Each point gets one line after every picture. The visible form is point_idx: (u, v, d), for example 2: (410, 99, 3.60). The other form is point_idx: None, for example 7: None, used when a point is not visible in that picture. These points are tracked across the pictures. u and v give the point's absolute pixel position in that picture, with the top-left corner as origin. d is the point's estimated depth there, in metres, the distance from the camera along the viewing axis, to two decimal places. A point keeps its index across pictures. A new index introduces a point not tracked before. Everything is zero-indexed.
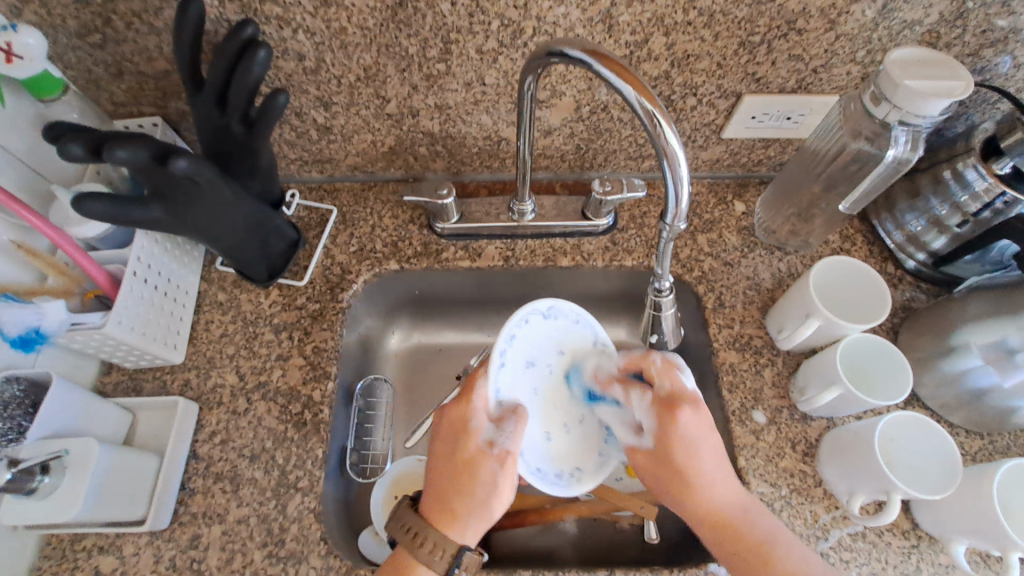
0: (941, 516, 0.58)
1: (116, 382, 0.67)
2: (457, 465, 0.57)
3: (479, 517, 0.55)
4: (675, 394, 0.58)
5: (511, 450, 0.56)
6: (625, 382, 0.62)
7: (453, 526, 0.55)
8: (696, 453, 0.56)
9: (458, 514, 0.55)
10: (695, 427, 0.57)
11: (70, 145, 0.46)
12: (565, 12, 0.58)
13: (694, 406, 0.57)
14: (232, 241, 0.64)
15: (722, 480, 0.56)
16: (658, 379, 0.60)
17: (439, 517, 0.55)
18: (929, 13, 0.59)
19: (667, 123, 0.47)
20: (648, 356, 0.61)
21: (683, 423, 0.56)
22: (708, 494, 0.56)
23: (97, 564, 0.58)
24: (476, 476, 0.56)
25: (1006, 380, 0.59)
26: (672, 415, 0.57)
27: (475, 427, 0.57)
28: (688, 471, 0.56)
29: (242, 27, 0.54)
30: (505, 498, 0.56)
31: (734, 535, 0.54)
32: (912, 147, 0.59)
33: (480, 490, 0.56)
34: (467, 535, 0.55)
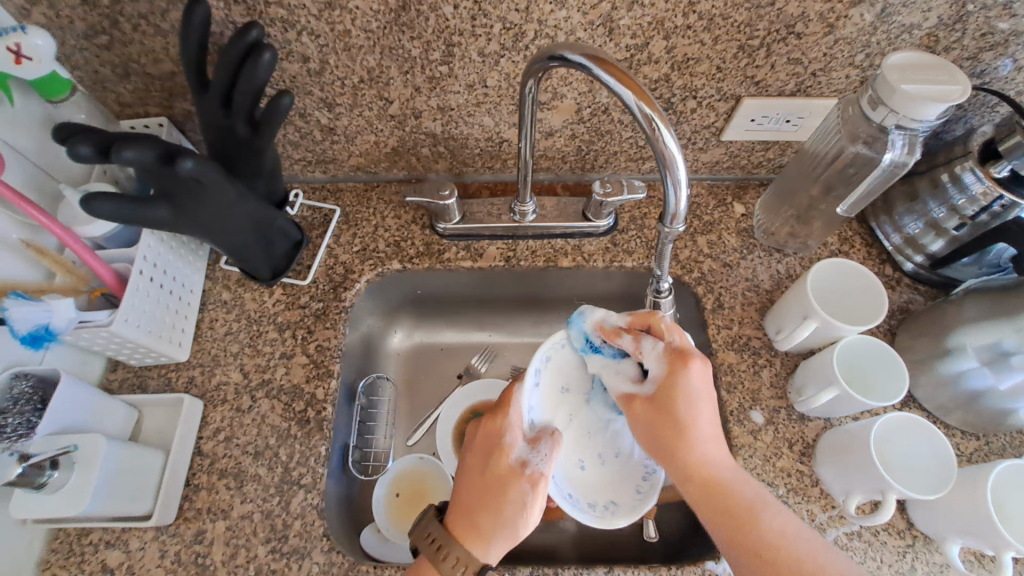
0: (936, 516, 0.58)
1: (122, 379, 0.68)
2: (487, 479, 0.55)
3: (505, 537, 0.53)
4: (686, 348, 0.57)
5: (542, 473, 0.55)
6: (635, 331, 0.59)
7: (477, 543, 0.53)
8: (695, 406, 0.56)
9: (483, 532, 0.53)
10: (700, 385, 0.56)
11: (78, 146, 0.47)
12: (566, 15, 0.59)
13: (702, 363, 0.56)
14: (238, 241, 0.64)
15: (716, 436, 0.56)
16: (666, 334, 0.58)
17: (463, 532, 0.54)
18: (927, 17, 0.59)
19: (666, 127, 0.48)
20: (655, 313, 0.59)
21: (692, 377, 0.56)
22: (699, 447, 0.55)
23: (103, 558, 0.59)
24: (505, 493, 0.55)
25: (1000, 382, 0.60)
26: (681, 368, 0.56)
27: (508, 443, 0.56)
28: (687, 424, 0.56)
29: (247, 30, 0.54)
30: (533, 520, 0.54)
31: (723, 494, 0.53)
32: (909, 151, 0.60)
33: (508, 508, 0.54)
34: (492, 554, 0.53)
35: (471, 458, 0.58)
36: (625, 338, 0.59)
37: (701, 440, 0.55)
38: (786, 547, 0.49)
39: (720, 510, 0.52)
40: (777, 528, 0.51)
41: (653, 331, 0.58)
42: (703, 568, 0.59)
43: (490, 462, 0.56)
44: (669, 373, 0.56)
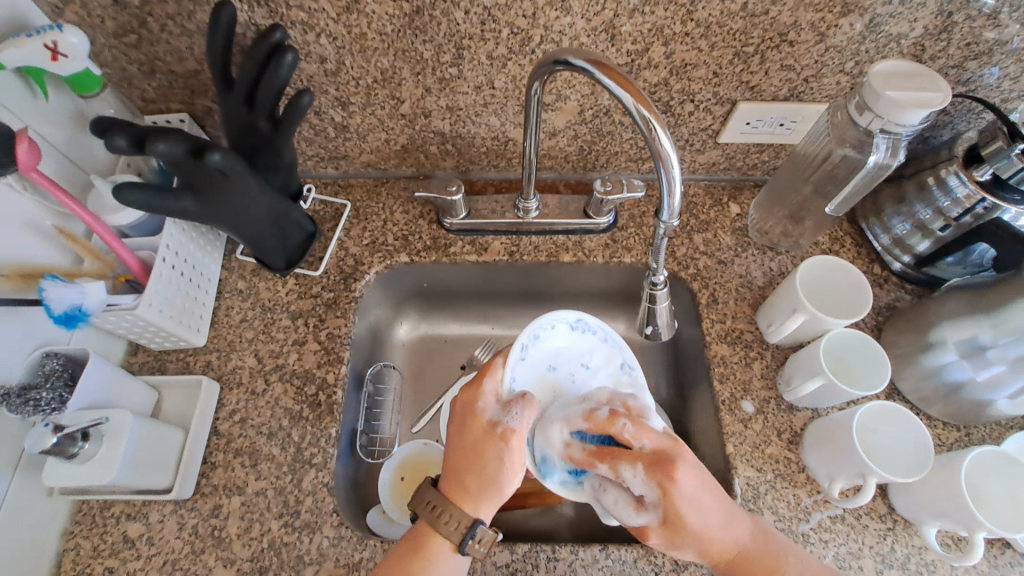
0: (915, 501, 0.61)
1: (142, 362, 0.71)
2: (466, 443, 0.58)
3: (490, 492, 0.56)
4: (658, 451, 0.54)
5: (517, 430, 0.57)
6: (610, 457, 0.54)
7: (467, 501, 0.56)
8: (697, 508, 0.53)
9: (471, 490, 0.56)
10: (693, 484, 0.53)
11: (114, 138, 0.50)
12: (571, 22, 0.62)
13: (682, 463, 0.53)
14: (256, 232, 0.68)
15: (727, 525, 0.55)
16: (636, 441, 0.55)
17: (454, 493, 0.57)
18: (914, 27, 0.63)
19: (662, 128, 0.51)
20: (614, 421, 0.56)
21: (681, 485, 0.52)
22: (716, 539, 0.54)
23: (125, 530, 0.63)
24: (484, 453, 0.57)
25: (979, 374, 0.63)
26: (670, 478, 0.52)
27: (482, 408, 0.59)
28: (699, 528, 0.53)
29: (272, 31, 0.57)
30: (516, 475, 0.57)
31: (749, 563, 0.55)
32: (892, 153, 0.63)
33: (489, 466, 0.56)
34: (482, 511, 0.56)
35: (450, 427, 0.60)
36: (601, 468, 0.54)
37: (713, 531, 0.54)
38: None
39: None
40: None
41: (626, 457, 0.54)
42: None
43: (466, 426, 0.59)
44: (659, 483, 0.53)
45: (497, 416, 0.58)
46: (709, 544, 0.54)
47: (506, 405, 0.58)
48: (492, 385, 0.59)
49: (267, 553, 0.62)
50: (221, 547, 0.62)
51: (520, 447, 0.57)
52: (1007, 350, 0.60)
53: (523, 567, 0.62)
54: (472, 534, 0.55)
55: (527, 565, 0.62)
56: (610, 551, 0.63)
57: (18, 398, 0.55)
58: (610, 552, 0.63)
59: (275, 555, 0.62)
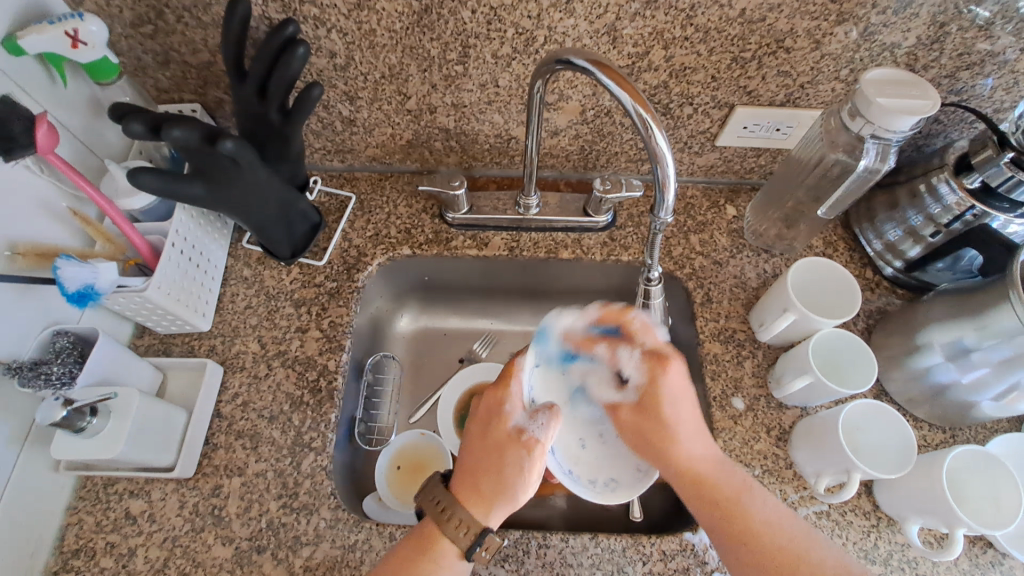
0: (898, 498, 0.63)
1: (148, 345, 0.73)
2: (489, 447, 0.60)
3: (505, 500, 0.58)
4: (657, 350, 0.64)
5: (540, 442, 0.59)
6: (608, 342, 0.67)
7: (479, 505, 0.57)
8: (676, 407, 0.62)
9: (485, 495, 0.58)
10: (677, 383, 0.63)
11: (131, 124, 0.52)
12: (574, 23, 0.64)
13: (676, 362, 0.63)
14: (264, 220, 0.70)
15: (697, 433, 0.61)
16: (640, 336, 0.66)
17: (468, 495, 0.58)
18: (907, 37, 0.65)
19: (658, 128, 0.53)
20: (629, 313, 0.67)
21: (669, 377, 0.63)
22: (685, 445, 0.60)
23: (127, 506, 0.64)
24: (505, 459, 0.59)
25: (963, 377, 0.64)
26: (660, 370, 0.63)
27: (506, 415, 0.61)
28: (671, 425, 0.61)
29: (285, 26, 0.59)
30: (532, 486, 0.59)
31: (709, 482, 0.58)
32: (881, 159, 0.65)
33: (508, 473, 0.58)
34: (493, 516, 0.58)
35: (474, 429, 0.62)
36: (600, 347, 0.67)
37: (685, 433, 0.61)
38: (771, 531, 0.55)
39: (707, 501, 0.57)
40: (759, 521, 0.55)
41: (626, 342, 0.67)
42: (682, 538, 0.64)
43: (491, 428, 0.61)
44: (647, 373, 0.64)
45: (522, 424, 0.61)
46: (681, 449, 0.60)
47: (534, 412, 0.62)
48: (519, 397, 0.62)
49: (265, 533, 0.63)
50: (221, 526, 0.64)
51: (541, 458, 0.59)
52: (990, 353, 0.61)
53: (514, 553, 0.63)
54: (481, 539, 0.56)
55: (518, 552, 0.64)
56: (600, 540, 0.64)
57: (30, 371, 0.57)
58: (600, 541, 0.64)
59: (272, 535, 0.63)
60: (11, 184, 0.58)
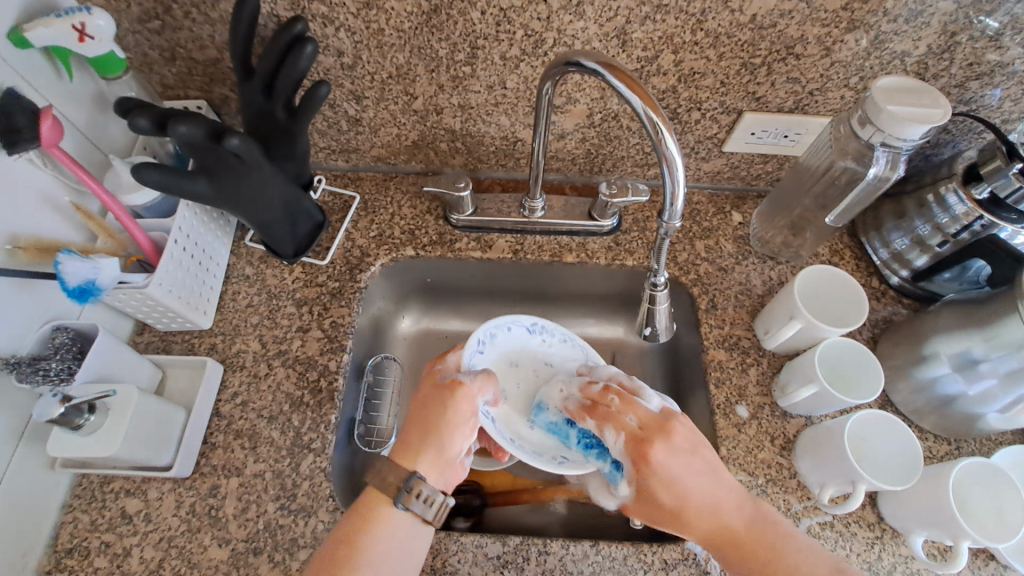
0: (904, 510, 0.62)
1: (148, 342, 0.72)
2: (418, 403, 0.60)
3: (432, 448, 0.58)
4: (643, 428, 0.57)
5: (463, 389, 0.59)
6: (595, 417, 0.60)
7: (407, 455, 0.58)
8: (678, 491, 0.55)
9: (413, 445, 0.58)
10: (673, 463, 0.55)
11: (136, 119, 0.51)
12: (584, 26, 0.64)
13: (666, 445, 0.56)
14: (267, 218, 0.69)
15: (719, 505, 0.55)
16: (624, 414, 0.59)
17: (398, 446, 0.58)
18: (917, 46, 0.64)
19: (669, 132, 0.53)
20: (607, 392, 0.62)
21: (658, 461, 0.55)
22: (701, 522, 0.55)
23: (123, 505, 0.64)
24: (431, 408, 0.59)
25: (970, 388, 0.64)
26: (647, 453, 0.56)
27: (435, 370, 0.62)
28: (679, 507, 0.55)
29: (294, 22, 0.59)
30: (460, 436, 0.59)
31: (742, 550, 0.54)
32: (892, 167, 0.65)
33: (432, 421, 0.59)
34: (420, 466, 0.57)
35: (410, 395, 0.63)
36: (589, 421, 0.61)
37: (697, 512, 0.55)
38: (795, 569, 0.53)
39: (740, 566, 0.54)
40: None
41: (613, 422, 0.59)
42: (683, 546, 0.64)
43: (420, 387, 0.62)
44: (640, 455, 0.56)
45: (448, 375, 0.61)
46: (698, 525, 0.55)
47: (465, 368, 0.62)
48: (454, 357, 0.63)
49: (262, 535, 0.63)
50: (218, 526, 0.63)
51: (466, 403, 0.59)
52: (999, 365, 0.61)
53: (513, 559, 0.63)
54: (408, 486, 0.55)
55: (518, 558, 0.63)
56: (600, 547, 0.64)
57: (27, 368, 0.57)
58: (600, 548, 0.63)
59: (269, 537, 0.63)
60: (13, 177, 0.57)
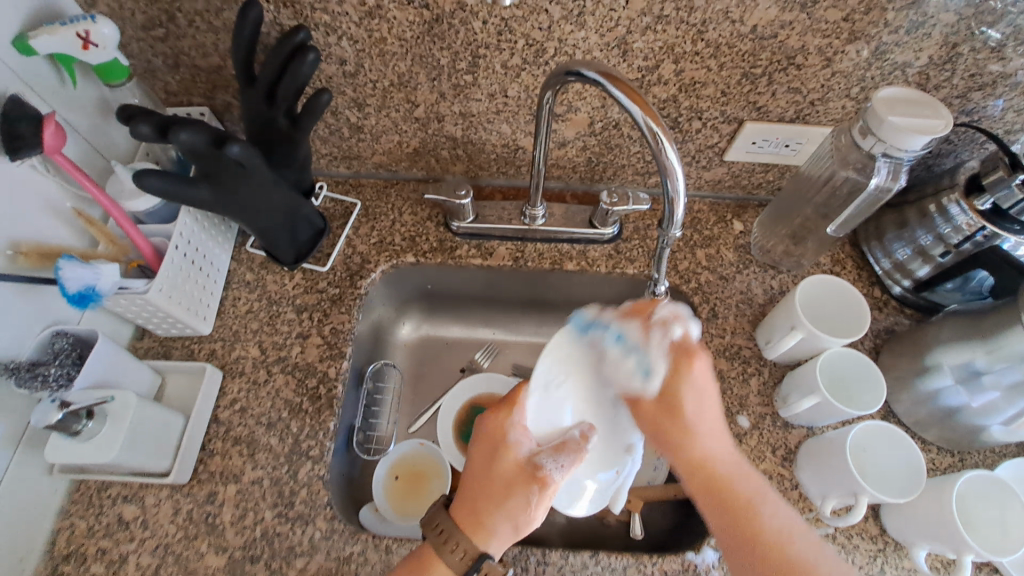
0: (907, 523, 0.62)
1: (148, 348, 0.73)
2: (495, 477, 0.56)
3: (511, 532, 0.55)
4: (687, 342, 0.59)
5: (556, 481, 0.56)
6: (634, 323, 0.60)
7: (479, 532, 0.54)
8: (698, 401, 0.58)
9: (487, 524, 0.55)
10: (702, 377, 0.59)
11: (139, 125, 0.52)
12: (585, 36, 0.64)
13: (706, 360, 0.59)
14: (268, 224, 0.69)
15: (716, 428, 0.58)
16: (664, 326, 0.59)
17: (470, 525, 0.55)
18: (919, 56, 0.64)
19: (669, 142, 0.53)
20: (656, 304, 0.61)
21: (695, 372, 0.58)
22: (702, 441, 0.57)
23: (120, 512, 0.63)
24: (515, 490, 0.56)
25: (973, 400, 0.63)
26: (688, 363, 0.58)
27: (515, 442, 0.57)
28: (691, 417, 0.57)
29: (296, 31, 0.59)
30: (537, 524, 0.56)
31: (727, 483, 0.55)
32: (892, 178, 0.65)
33: (513, 504, 0.55)
34: (491, 545, 0.54)
35: (473, 457, 0.59)
36: (633, 323, 0.60)
37: (705, 426, 0.57)
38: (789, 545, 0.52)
39: (724, 500, 0.54)
40: (774, 525, 0.53)
41: (655, 330, 0.59)
42: (684, 558, 0.63)
43: (497, 456, 0.57)
44: (677, 367, 0.58)
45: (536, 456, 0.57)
46: (697, 444, 0.57)
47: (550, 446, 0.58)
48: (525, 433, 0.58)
49: (260, 542, 0.62)
50: (215, 534, 0.63)
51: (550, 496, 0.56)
52: (1002, 377, 0.60)
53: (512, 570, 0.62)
54: (479, 567, 0.53)
55: (517, 569, 0.62)
56: (600, 559, 0.63)
57: (27, 373, 0.57)
58: (600, 559, 0.63)
59: (266, 546, 0.62)
60: (16, 183, 0.58)
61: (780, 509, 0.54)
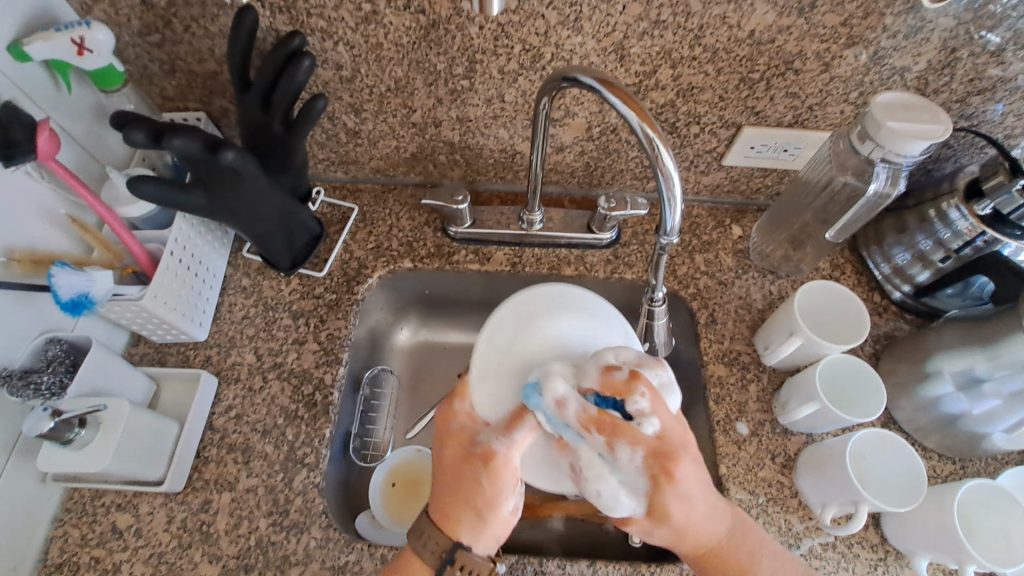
0: (907, 531, 0.61)
1: (143, 353, 0.72)
2: (448, 470, 0.53)
3: (475, 518, 0.51)
4: (663, 445, 0.48)
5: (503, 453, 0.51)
6: (608, 430, 0.47)
7: (447, 524, 0.52)
8: (688, 504, 0.49)
9: (450, 514, 0.52)
10: (691, 483, 0.49)
11: (132, 133, 0.51)
12: (582, 41, 0.63)
13: (691, 462, 0.49)
14: (264, 230, 0.69)
15: (711, 515, 0.51)
16: (642, 422, 0.48)
17: (437, 518, 0.52)
18: (917, 61, 0.64)
19: (666, 149, 0.53)
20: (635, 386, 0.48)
21: (681, 476, 0.48)
22: (700, 528, 0.52)
23: (114, 520, 0.63)
24: (464, 478, 0.52)
25: (974, 407, 0.63)
26: (670, 473, 0.48)
27: (460, 428, 0.53)
28: (683, 521, 0.49)
29: (291, 37, 0.60)
30: (502, 506, 0.51)
31: (722, 560, 0.54)
32: (892, 183, 0.65)
33: (469, 492, 0.51)
34: (461, 535, 0.51)
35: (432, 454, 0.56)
36: (597, 438, 0.47)
37: (697, 521, 0.50)
38: None
39: (718, 574, 0.54)
40: None
41: (626, 434, 0.47)
42: (682, 568, 0.62)
43: (446, 449, 0.53)
44: (656, 477, 0.47)
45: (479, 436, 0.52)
46: (695, 534, 0.52)
47: (501, 424, 0.52)
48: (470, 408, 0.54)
49: (254, 551, 0.62)
50: (209, 543, 0.62)
51: (506, 471, 0.51)
52: (1002, 385, 0.60)
53: None
54: (451, 558, 0.50)
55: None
56: (597, 568, 0.62)
57: (19, 380, 0.57)
58: (597, 568, 0.62)
59: (261, 554, 0.62)
60: (12, 190, 0.58)
61: (774, 564, 0.56)
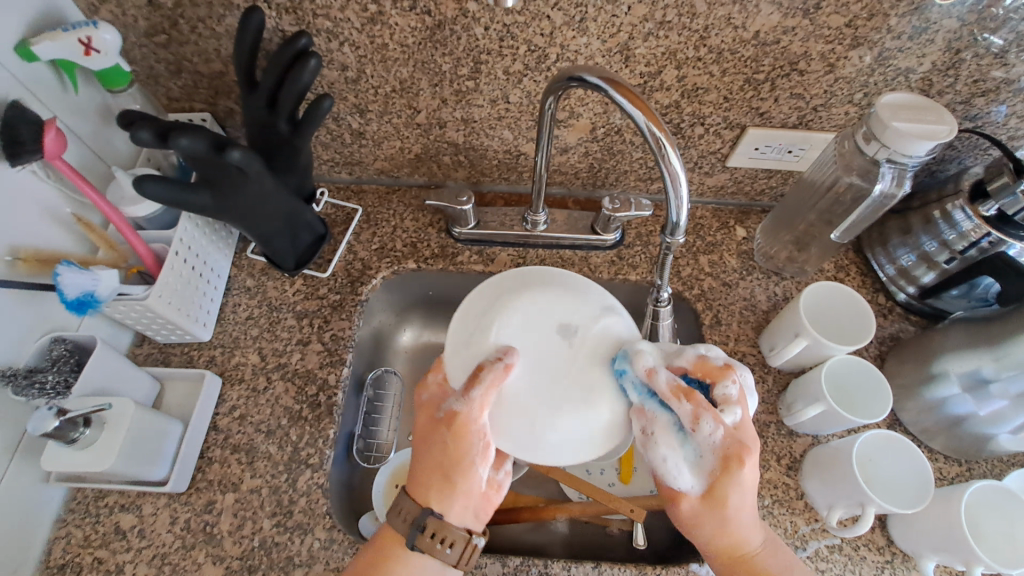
0: (914, 533, 0.61)
1: (147, 354, 0.72)
2: (419, 436, 0.56)
3: (445, 484, 0.54)
4: (740, 436, 0.54)
5: (462, 415, 0.52)
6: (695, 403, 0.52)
7: (419, 491, 0.55)
8: (743, 500, 0.53)
9: (422, 480, 0.55)
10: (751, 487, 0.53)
11: (138, 132, 0.52)
12: (587, 42, 0.64)
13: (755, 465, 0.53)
14: (269, 230, 0.69)
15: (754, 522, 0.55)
16: (727, 406, 0.54)
17: (411, 487, 0.56)
18: (922, 62, 0.64)
19: (672, 148, 0.53)
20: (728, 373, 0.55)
21: (747, 475, 0.53)
22: (737, 532, 0.54)
23: (117, 521, 0.63)
24: (431, 443, 0.55)
25: (981, 408, 0.63)
26: (738, 467, 0.52)
27: (428, 400, 0.57)
28: (734, 513, 0.53)
29: (297, 38, 0.60)
30: (469, 470, 0.54)
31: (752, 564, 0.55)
32: (898, 183, 0.65)
33: (435, 456, 0.55)
34: (432, 501, 0.55)
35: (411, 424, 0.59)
36: (683, 407, 0.52)
37: (749, 514, 0.54)
38: None
39: None
40: None
41: (712, 413, 0.52)
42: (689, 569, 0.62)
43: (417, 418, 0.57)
44: (728, 460, 0.53)
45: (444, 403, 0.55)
46: (738, 530, 0.54)
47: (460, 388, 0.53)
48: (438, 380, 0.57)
49: (258, 552, 0.62)
50: (212, 544, 0.62)
51: (465, 434, 0.53)
52: (1009, 385, 0.60)
53: None
54: (422, 525, 0.54)
55: None
56: (603, 569, 0.62)
57: (24, 380, 0.57)
58: (602, 570, 0.62)
59: (264, 555, 0.61)
60: (17, 188, 0.58)
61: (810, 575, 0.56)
